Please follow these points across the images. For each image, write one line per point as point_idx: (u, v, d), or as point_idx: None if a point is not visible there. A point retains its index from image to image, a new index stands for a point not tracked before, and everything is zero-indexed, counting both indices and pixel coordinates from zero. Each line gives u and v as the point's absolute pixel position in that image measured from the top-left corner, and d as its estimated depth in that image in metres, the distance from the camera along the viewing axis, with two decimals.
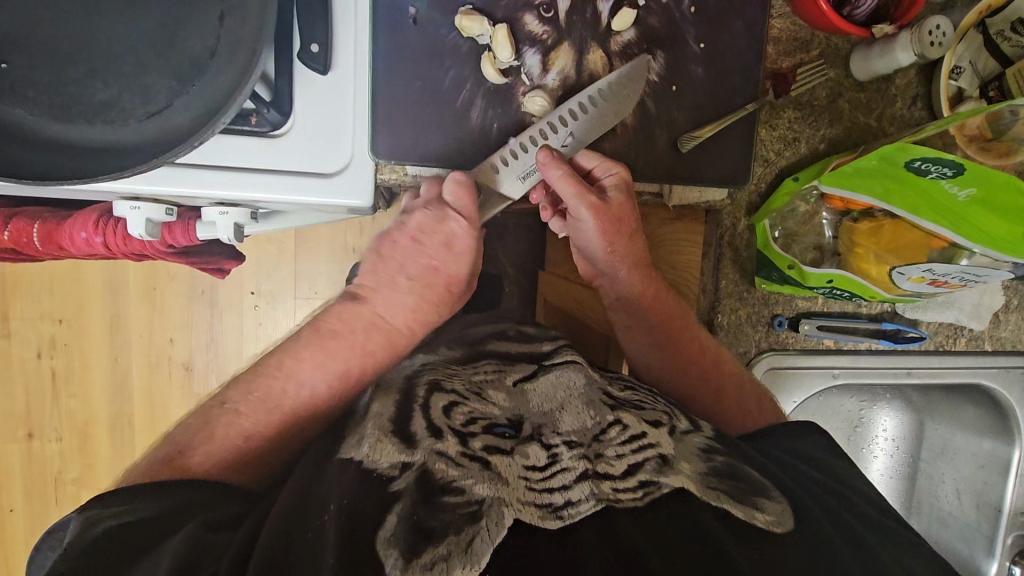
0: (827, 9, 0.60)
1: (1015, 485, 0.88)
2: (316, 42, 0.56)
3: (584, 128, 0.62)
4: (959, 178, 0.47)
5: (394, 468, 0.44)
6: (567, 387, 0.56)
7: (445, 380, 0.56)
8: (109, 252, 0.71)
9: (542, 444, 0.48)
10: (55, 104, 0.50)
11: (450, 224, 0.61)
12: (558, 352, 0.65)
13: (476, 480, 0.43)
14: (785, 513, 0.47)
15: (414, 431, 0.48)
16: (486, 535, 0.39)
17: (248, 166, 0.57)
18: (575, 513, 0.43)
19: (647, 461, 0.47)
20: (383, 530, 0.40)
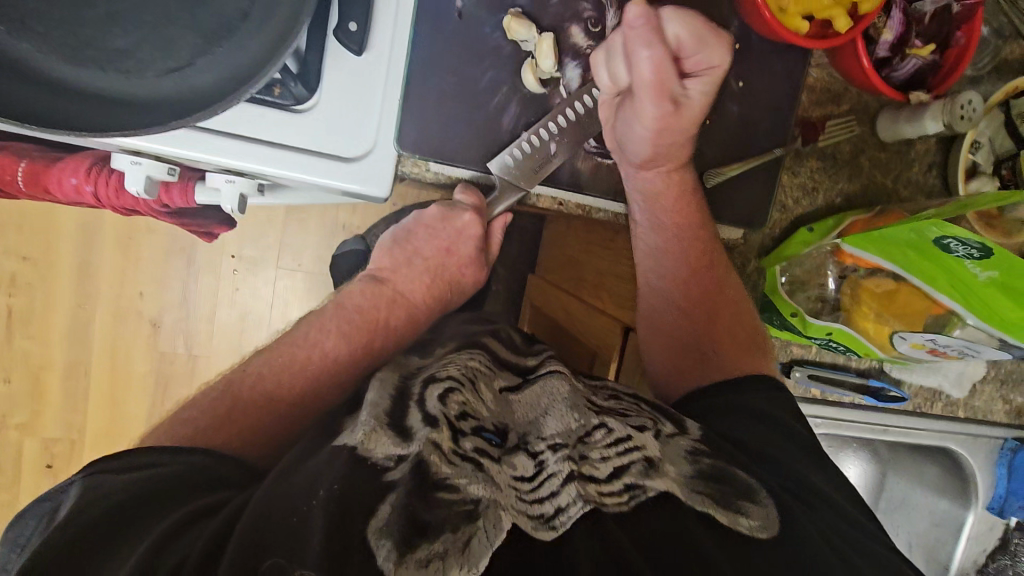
0: (867, 65, 0.60)
1: (965, 547, 0.91)
2: (354, 20, 0.54)
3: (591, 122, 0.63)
4: (983, 262, 0.48)
5: (389, 459, 0.42)
6: (550, 394, 0.52)
7: (438, 371, 0.52)
8: (98, 202, 0.67)
9: (528, 454, 0.46)
10: (67, 44, 0.47)
11: (458, 218, 0.66)
12: (545, 365, 0.60)
13: (470, 479, 0.42)
14: (770, 517, 0.48)
15: (410, 423, 0.45)
16: (484, 535, 0.39)
17: (267, 139, 0.55)
18: (566, 520, 0.41)
19: (633, 464, 0.47)
20: (374, 519, 0.38)
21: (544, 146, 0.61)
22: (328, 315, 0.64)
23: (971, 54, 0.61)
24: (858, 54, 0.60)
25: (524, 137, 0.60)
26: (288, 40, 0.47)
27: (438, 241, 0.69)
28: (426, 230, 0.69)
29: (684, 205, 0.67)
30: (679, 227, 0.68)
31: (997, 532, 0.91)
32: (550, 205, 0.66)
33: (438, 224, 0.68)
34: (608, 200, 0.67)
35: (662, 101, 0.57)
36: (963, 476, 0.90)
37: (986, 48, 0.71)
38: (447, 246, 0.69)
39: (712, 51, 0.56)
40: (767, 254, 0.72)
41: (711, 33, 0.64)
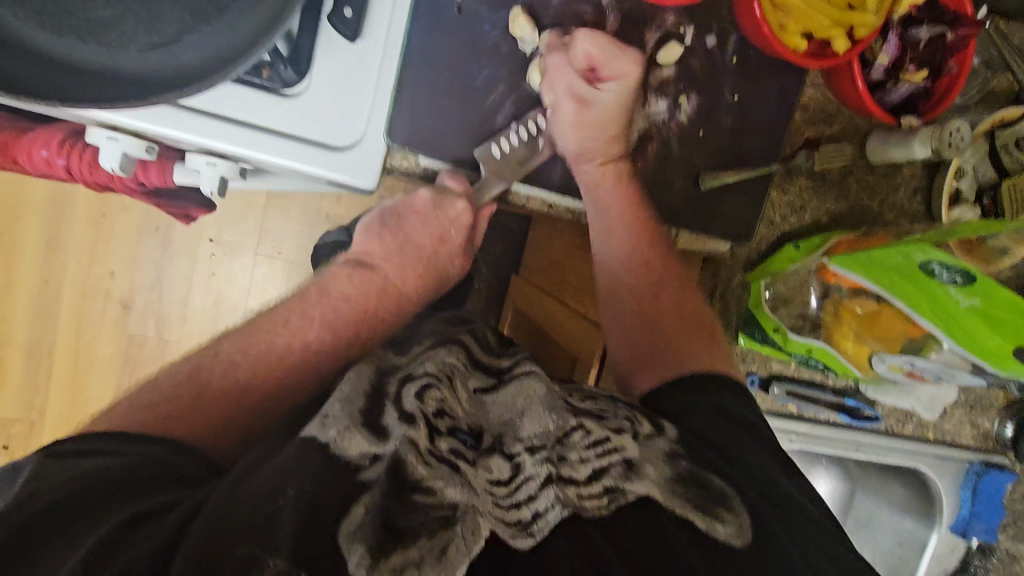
0: (862, 87, 0.60)
1: (928, 566, 0.93)
2: (349, 5, 0.53)
3: (580, 119, 0.61)
4: (966, 287, 0.49)
5: (364, 459, 0.41)
6: (529, 395, 0.50)
7: (414, 368, 0.51)
8: (71, 177, 0.64)
9: (505, 454, 0.45)
10: (47, 12, 0.45)
11: (450, 209, 0.62)
12: (517, 366, 0.59)
13: (447, 482, 0.40)
14: (744, 526, 0.46)
15: (385, 422, 0.44)
16: (461, 543, 0.38)
17: (252, 122, 0.53)
18: (544, 525, 0.42)
19: (612, 467, 0.46)
20: (347, 522, 0.37)
21: (529, 141, 0.61)
22: (310, 300, 0.61)
23: (961, 83, 0.61)
24: (853, 75, 0.60)
25: (511, 129, 0.60)
26: (278, 24, 0.45)
27: (427, 228, 0.65)
28: (417, 218, 0.66)
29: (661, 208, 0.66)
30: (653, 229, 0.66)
31: (958, 553, 0.93)
32: (539, 206, 0.67)
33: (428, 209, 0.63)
34: None
35: (572, 104, 0.60)
36: (930, 495, 0.92)
37: (976, 78, 0.73)
38: (439, 234, 0.66)
39: (624, 55, 0.59)
40: (753, 269, 0.72)
41: (710, 45, 0.63)
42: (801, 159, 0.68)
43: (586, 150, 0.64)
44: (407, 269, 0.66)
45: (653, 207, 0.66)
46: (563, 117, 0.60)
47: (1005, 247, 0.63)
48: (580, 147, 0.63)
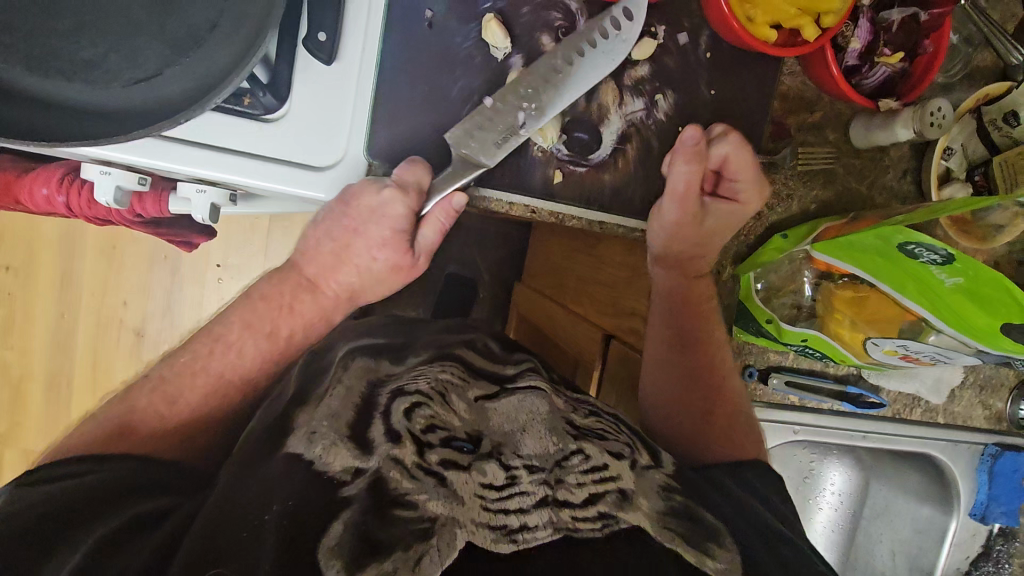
0: (837, 74, 0.60)
1: (948, 554, 0.90)
2: (324, 30, 0.54)
3: (566, 85, 0.58)
4: (948, 266, 0.47)
5: (347, 474, 0.42)
6: (529, 411, 0.53)
7: (408, 384, 0.52)
8: (71, 213, 0.67)
9: (501, 463, 0.46)
10: (33, 55, 0.47)
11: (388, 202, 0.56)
12: (522, 376, 0.60)
13: (430, 496, 0.42)
14: (736, 562, 0.45)
15: (372, 436, 0.45)
16: (435, 554, 0.38)
17: (238, 149, 0.55)
18: (531, 538, 0.41)
19: (608, 493, 0.45)
20: (326, 538, 0.38)
21: (507, 115, 0.57)
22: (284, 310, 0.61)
23: (939, 61, 0.61)
24: (828, 63, 0.60)
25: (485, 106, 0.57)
26: (255, 48, 0.47)
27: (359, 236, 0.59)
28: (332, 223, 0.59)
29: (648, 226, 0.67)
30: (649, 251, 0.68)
31: (979, 539, 0.91)
32: (523, 213, 0.64)
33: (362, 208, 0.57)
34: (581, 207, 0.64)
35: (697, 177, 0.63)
36: (945, 480, 0.90)
37: (957, 57, 0.73)
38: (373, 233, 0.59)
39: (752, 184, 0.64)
40: (742, 262, 0.72)
41: (682, 42, 0.64)
42: (785, 155, 0.69)
43: (564, 154, 0.63)
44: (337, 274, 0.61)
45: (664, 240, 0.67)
46: (539, 90, 0.57)
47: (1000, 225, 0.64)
48: (558, 151, 0.63)
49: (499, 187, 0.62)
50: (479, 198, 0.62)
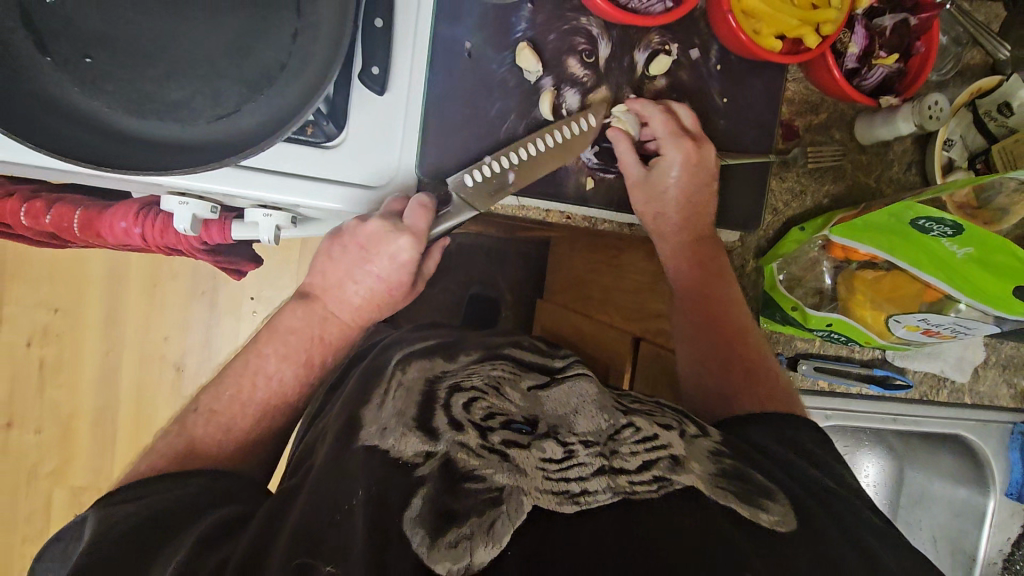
0: (838, 76, 0.67)
1: (989, 534, 0.93)
2: (377, 64, 0.61)
3: (545, 162, 0.64)
4: (958, 238, 0.51)
5: (418, 456, 0.48)
6: (580, 396, 0.58)
7: (464, 382, 0.58)
8: (146, 243, 0.73)
9: (559, 441, 0.50)
10: (132, 100, 0.54)
11: (396, 242, 0.61)
12: (570, 366, 0.67)
13: (496, 469, 0.46)
14: (789, 513, 0.50)
15: (437, 425, 0.51)
16: (506, 519, 0.43)
17: (303, 174, 0.61)
18: (591, 500, 0.45)
19: (660, 460, 0.49)
20: (410, 510, 0.44)
21: (501, 172, 0.63)
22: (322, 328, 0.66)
23: (932, 60, 0.67)
24: (829, 67, 0.66)
25: (488, 162, 0.63)
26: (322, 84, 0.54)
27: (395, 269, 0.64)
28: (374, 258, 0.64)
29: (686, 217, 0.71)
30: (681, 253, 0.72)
31: (1018, 518, 0.92)
32: (558, 218, 0.70)
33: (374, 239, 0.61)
34: (610, 211, 0.70)
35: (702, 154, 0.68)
36: (978, 462, 0.92)
37: (947, 56, 0.78)
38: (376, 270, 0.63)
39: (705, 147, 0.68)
40: (763, 255, 0.77)
41: (694, 57, 0.69)
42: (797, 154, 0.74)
43: (594, 162, 0.68)
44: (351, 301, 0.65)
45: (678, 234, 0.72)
46: (530, 158, 0.63)
47: (1004, 206, 0.68)
48: (589, 160, 0.67)
49: (537, 197, 0.67)
50: (520, 207, 0.68)
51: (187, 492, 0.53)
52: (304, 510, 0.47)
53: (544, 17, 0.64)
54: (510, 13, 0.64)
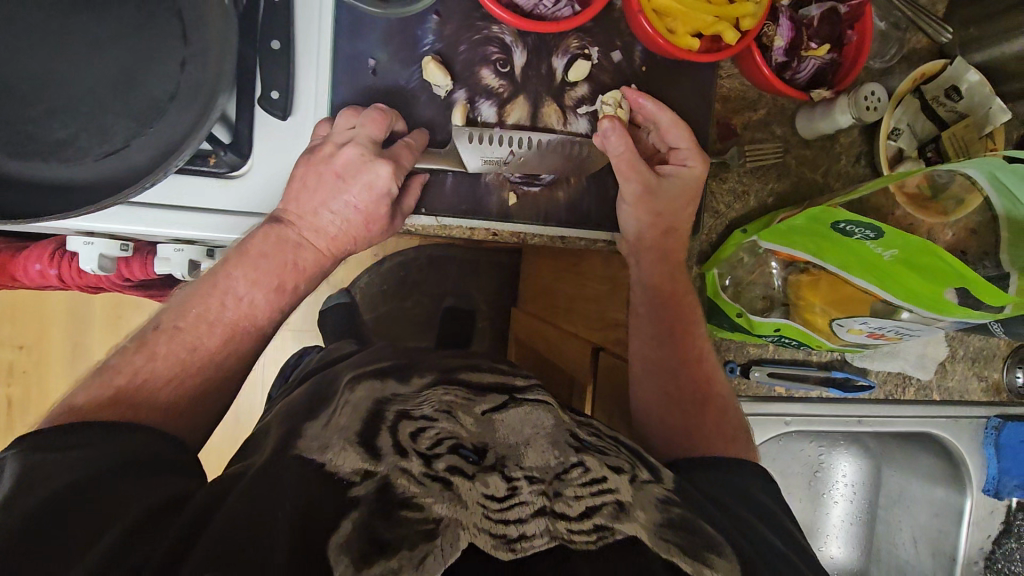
0: (769, 73, 0.64)
1: (968, 534, 0.88)
2: (276, 88, 0.58)
3: (539, 158, 0.64)
4: (880, 240, 0.49)
5: (355, 475, 0.43)
6: (535, 425, 0.51)
7: (414, 407, 0.51)
8: (64, 283, 0.71)
9: (502, 475, 0.44)
10: (12, 142, 0.51)
11: (375, 168, 0.58)
12: (532, 389, 0.60)
13: (435, 499, 0.41)
14: (734, 569, 0.43)
15: (380, 446, 0.45)
16: (439, 553, 0.37)
17: (206, 208, 0.59)
18: (529, 546, 0.39)
19: (605, 506, 0.43)
20: (334, 536, 0.38)
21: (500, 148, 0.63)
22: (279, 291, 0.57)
23: (866, 47, 0.64)
24: (758, 64, 0.64)
25: (496, 131, 0.63)
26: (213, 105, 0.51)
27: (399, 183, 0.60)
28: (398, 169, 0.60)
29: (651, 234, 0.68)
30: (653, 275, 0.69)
31: (998, 516, 0.89)
32: (484, 236, 0.67)
33: (353, 163, 0.58)
34: (536, 225, 0.67)
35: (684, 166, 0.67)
36: (951, 458, 0.88)
37: (890, 41, 0.75)
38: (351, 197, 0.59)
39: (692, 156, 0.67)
40: (706, 261, 0.74)
41: (616, 60, 0.67)
42: (733, 154, 0.71)
43: (515, 176, 0.65)
44: (324, 231, 0.59)
45: (653, 255, 0.68)
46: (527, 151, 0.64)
47: (958, 197, 0.62)
48: (511, 174, 0.65)
49: (456, 214, 0.65)
50: (440, 226, 0.66)
51: (125, 443, 0.44)
52: (233, 502, 0.40)
53: (451, 28, 0.63)
54: (414, 24, 0.62)
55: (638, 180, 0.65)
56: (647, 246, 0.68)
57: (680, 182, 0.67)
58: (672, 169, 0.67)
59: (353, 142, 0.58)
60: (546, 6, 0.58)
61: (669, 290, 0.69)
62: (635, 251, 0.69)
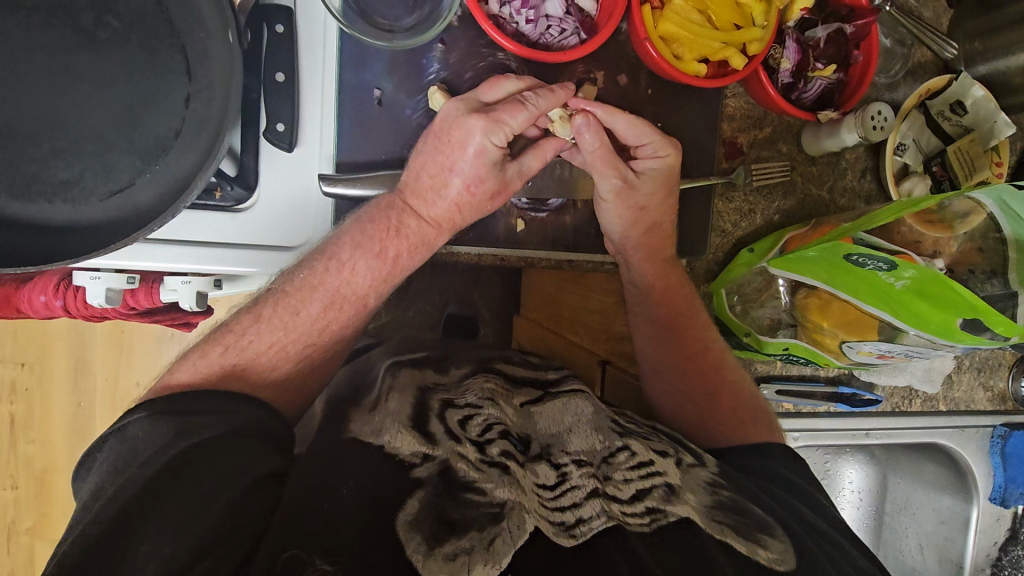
0: (772, 92, 0.63)
1: (975, 542, 0.89)
2: (282, 121, 0.57)
3: (540, 185, 0.66)
4: (894, 270, 0.51)
5: (416, 456, 0.47)
6: (574, 413, 0.56)
7: (457, 397, 0.55)
8: (69, 313, 0.72)
9: (551, 463, 0.50)
10: (17, 183, 0.50)
11: (467, 124, 0.55)
12: (565, 382, 0.64)
13: (497, 483, 0.45)
14: (788, 551, 0.48)
15: (433, 431, 0.50)
16: (508, 536, 0.42)
17: (214, 240, 0.58)
18: (587, 530, 0.44)
19: (655, 488, 0.49)
20: (404, 514, 0.43)
21: None
22: (317, 287, 0.58)
23: (872, 68, 0.63)
24: (763, 83, 0.63)
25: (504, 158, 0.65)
26: (220, 139, 0.50)
27: (436, 155, 0.57)
28: (431, 139, 0.57)
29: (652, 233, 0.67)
30: (666, 277, 0.69)
31: (1004, 523, 0.90)
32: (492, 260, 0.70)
33: (441, 132, 0.56)
34: (544, 251, 0.68)
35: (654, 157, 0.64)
36: (958, 467, 0.88)
37: (894, 57, 0.75)
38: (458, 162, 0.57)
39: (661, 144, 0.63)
40: (715, 278, 0.75)
41: (621, 83, 0.67)
42: (739, 173, 0.71)
43: (524, 203, 0.67)
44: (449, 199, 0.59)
45: (643, 254, 0.67)
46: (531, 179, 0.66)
47: (964, 212, 0.61)
48: (518, 201, 0.67)
49: (471, 243, 0.67)
50: (451, 254, 0.68)
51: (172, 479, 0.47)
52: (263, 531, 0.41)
53: (456, 56, 0.64)
54: (421, 53, 0.63)
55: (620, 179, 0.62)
56: (634, 246, 0.66)
57: (655, 176, 0.64)
58: (646, 166, 0.64)
59: (456, 103, 0.57)
60: (553, 34, 0.60)
61: (662, 289, 0.69)
62: (624, 251, 0.67)
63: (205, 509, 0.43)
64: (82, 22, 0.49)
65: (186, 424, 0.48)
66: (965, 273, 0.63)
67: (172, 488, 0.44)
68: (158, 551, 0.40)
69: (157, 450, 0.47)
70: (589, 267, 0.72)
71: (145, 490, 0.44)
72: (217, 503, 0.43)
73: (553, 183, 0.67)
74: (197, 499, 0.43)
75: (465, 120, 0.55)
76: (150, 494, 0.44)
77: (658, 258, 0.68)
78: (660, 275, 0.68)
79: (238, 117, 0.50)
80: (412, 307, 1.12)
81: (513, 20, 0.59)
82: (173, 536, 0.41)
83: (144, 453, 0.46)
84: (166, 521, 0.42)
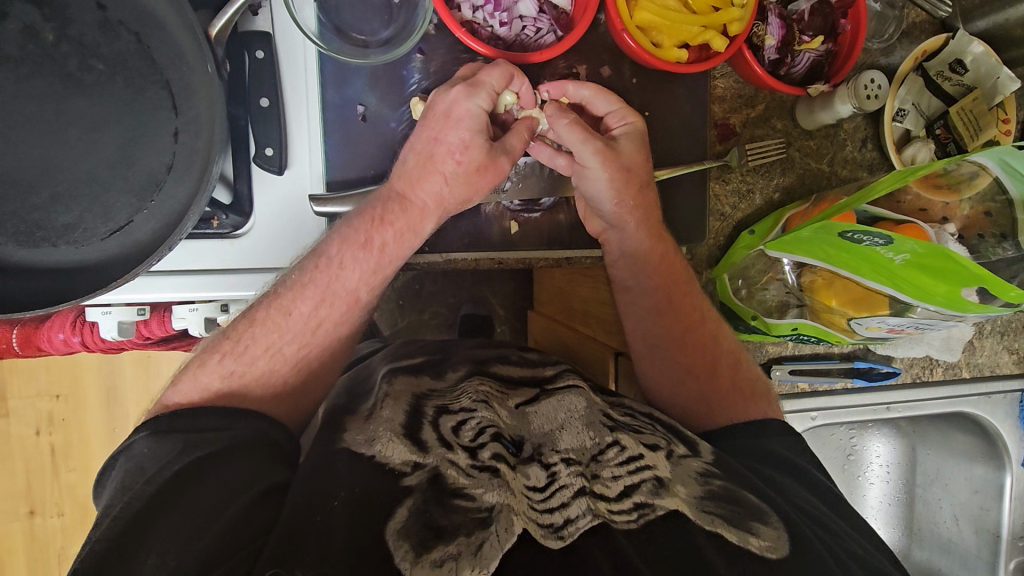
0: (761, 71, 0.62)
1: (1012, 510, 0.85)
2: (270, 146, 0.58)
3: (528, 185, 0.67)
4: (892, 246, 0.50)
5: (406, 465, 0.47)
6: (568, 409, 0.56)
7: (451, 402, 0.56)
8: (87, 347, 0.76)
9: (542, 464, 0.50)
10: (21, 231, 0.52)
11: (452, 92, 0.56)
12: (561, 376, 0.65)
13: (486, 488, 0.46)
14: (782, 538, 0.48)
15: (425, 438, 0.50)
16: (495, 540, 0.42)
17: (214, 268, 0.60)
18: (575, 530, 0.45)
19: (643, 483, 0.49)
20: (393, 521, 0.43)
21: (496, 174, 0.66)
22: (307, 284, 0.58)
23: (861, 36, 0.62)
24: (749, 62, 0.62)
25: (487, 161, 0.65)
26: (211, 167, 0.51)
27: (423, 134, 0.57)
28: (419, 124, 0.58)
29: (643, 203, 0.64)
30: (661, 258, 0.66)
31: None
32: (490, 265, 0.70)
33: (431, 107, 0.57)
34: (541, 251, 0.69)
35: (618, 124, 0.63)
36: (989, 435, 0.85)
37: (887, 19, 0.72)
38: (440, 140, 0.57)
39: (625, 111, 0.63)
40: (717, 263, 0.74)
41: (605, 75, 0.67)
42: (734, 155, 0.70)
43: (516, 205, 0.68)
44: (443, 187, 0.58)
45: (638, 218, 0.64)
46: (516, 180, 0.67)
47: (973, 171, 0.59)
48: (510, 204, 0.68)
49: (462, 249, 0.68)
50: (446, 261, 0.68)
51: None
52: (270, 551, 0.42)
53: (436, 65, 0.65)
54: (400, 65, 0.64)
55: (599, 138, 0.60)
56: (630, 213, 0.63)
57: (627, 142, 0.62)
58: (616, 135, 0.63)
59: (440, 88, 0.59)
60: (529, 34, 0.61)
61: (659, 254, 0.66)
62: (616, 221, 0.64)
63: (206, 526, 0.44)
64: (69, 68, 0.50)
65: (193, 447, 0.50)
66: (975, 239, 0.62)
67: (179, 501, 0.46)
68: (163, 565, 0.42)
69: (159, 468, 0.48)
70: (589, 262, 0.72)
71: (148, 506, 0.45)
72: (220, 518, 0.45)
73: (542, 182, 0.68)
74: (201, 520, 0.45)
75: (447, 91, 0.56)
76: (152, 515, 0.45)
77: (653, 223, 0.65)
78: (653, 243, 0.66)
79: (227, 145, 0.51)
80: (426, 310, 1.13)
81: (487, 24, 0.60)
82: (178, 551, 0.43)
83: (153, 470, 0.48)
84: (180, 547, 0.43)
